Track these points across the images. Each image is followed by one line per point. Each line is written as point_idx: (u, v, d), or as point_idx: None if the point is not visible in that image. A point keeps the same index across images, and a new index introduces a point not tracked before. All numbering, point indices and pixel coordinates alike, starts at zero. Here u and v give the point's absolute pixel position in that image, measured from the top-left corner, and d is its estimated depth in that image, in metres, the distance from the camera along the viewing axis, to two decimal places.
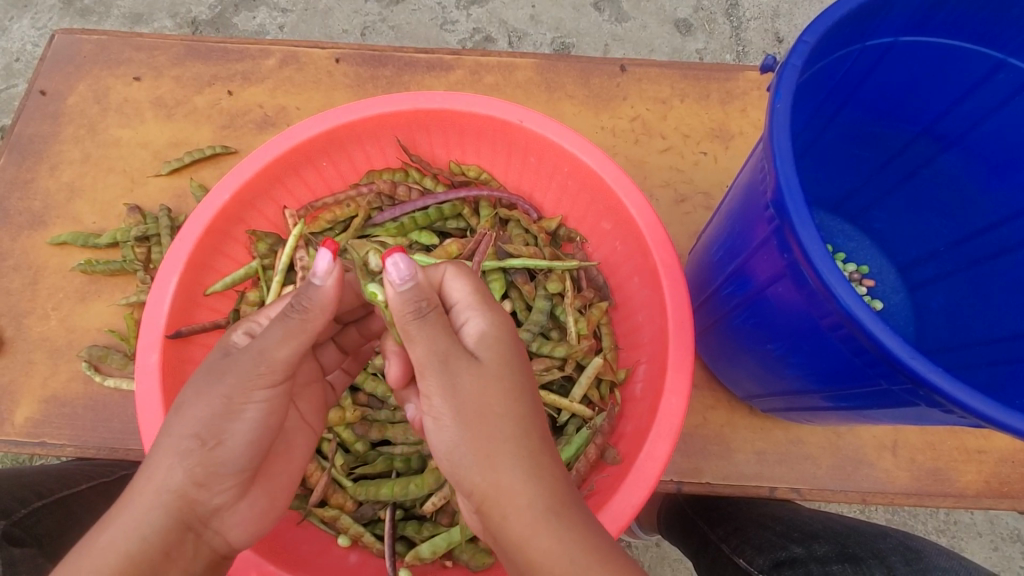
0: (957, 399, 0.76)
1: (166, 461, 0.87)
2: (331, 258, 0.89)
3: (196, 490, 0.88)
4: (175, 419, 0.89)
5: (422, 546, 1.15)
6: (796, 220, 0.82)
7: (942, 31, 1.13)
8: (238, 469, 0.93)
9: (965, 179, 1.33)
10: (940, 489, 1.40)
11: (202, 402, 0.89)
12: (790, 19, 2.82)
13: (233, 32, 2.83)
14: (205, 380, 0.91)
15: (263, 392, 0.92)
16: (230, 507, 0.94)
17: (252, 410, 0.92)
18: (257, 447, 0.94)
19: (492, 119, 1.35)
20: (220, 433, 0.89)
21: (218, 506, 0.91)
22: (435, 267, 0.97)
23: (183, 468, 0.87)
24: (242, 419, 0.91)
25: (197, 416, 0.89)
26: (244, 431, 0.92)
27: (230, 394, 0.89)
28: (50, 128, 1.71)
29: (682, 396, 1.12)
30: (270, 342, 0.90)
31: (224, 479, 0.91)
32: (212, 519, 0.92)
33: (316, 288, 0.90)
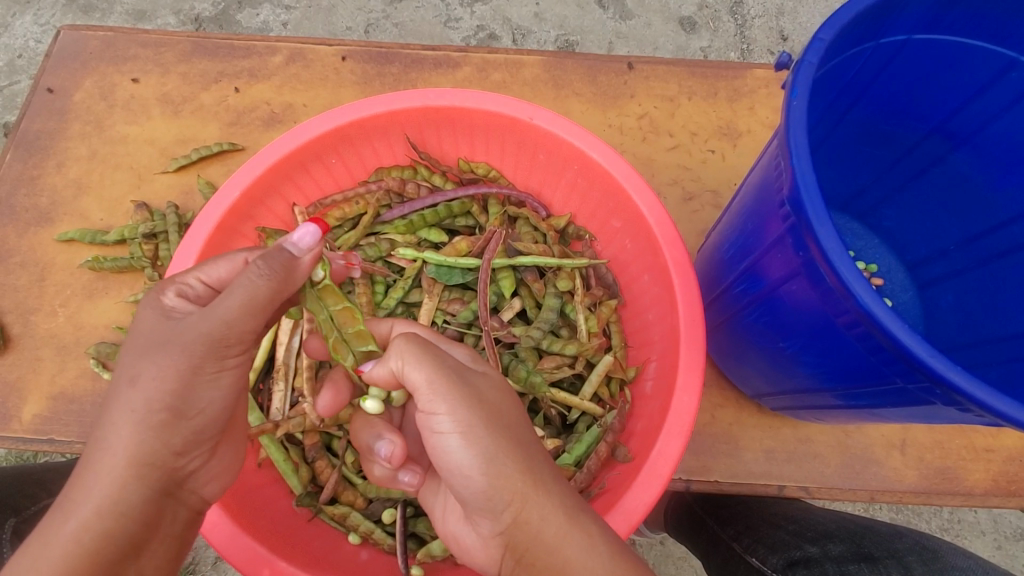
0: (977, 398, 0.76)
1: (132, 435, 0.86)
2: (317, 235, 0.95)
3: (174, 460, 0.89)
4: (135, 390, 0.86)
5: (433, 543, 1.16)
6: (814, 217, 0.82)
7: (955, 29, 1.13)
8: (212, 433, 0.94)
9: (976, 177, 1.33)
10: (948, 488, 1.40)
11: (163, 371, 0.86)
12: (795, 17, 2.81)
13: (236, 29, 2.83)
14: (162, 348, 0.87)
15: (235, 359, 0.92)
16: (203, 468, 0.96)
17: (225, 376, 0.92)
18: (230, 410, 0.96)
19: (501, 116, 1.35)
20: (194, 402, 0.89)
21: (191, 470, 0.93)
22: (383, 325, 1.11)
23: (156, 439, 0.87)
24: (215, 385, 0.91)
25: (161, 388, 0.86)
26: (217, 397, 0.92)
27: (199, 364, 0.88)
28: (57, 124, 1.71)
29: (695, 394, 1.11)
30: (234, 311, 0.87)
31: (200, 443, 0.92)
32: (187, 481, 0.93)
33: (295, 258, 0.93)
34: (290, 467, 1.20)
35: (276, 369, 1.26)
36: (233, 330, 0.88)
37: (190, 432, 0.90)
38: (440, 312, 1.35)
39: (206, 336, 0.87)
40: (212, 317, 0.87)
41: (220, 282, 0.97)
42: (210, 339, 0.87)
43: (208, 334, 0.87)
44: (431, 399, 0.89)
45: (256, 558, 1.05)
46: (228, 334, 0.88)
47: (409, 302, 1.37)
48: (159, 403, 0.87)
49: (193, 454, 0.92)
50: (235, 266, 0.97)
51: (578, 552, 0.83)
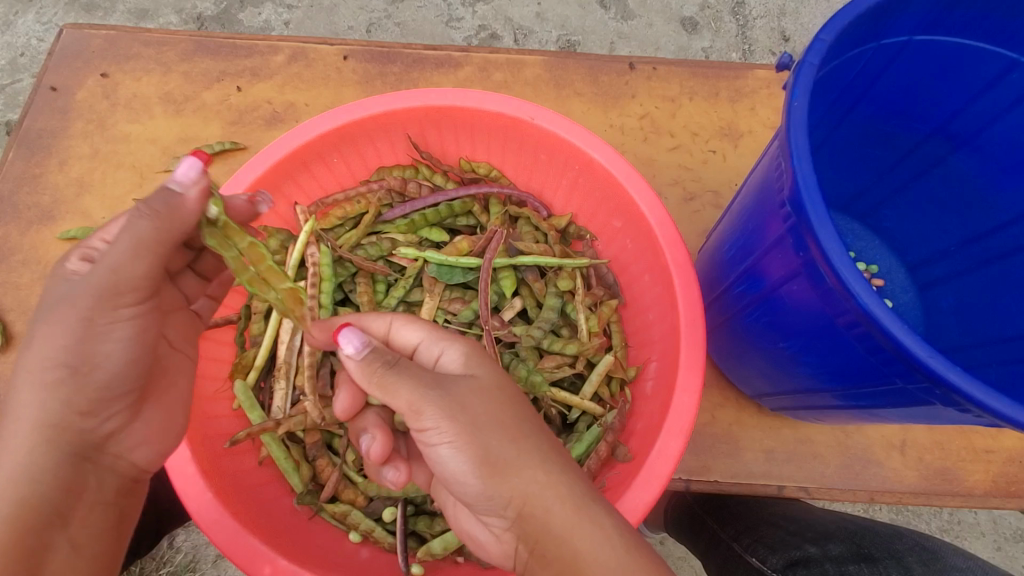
0: (976, 399, 0.76)
1: (38, 396, 0.88)
2: (197, 164, 0.92)
3: (83, 420, 0.91)
4: (31, 348, 0.89)
5: (433, 541, 1.16)
6: (814, 218, 0.82)
7: (956, 30, 1.13)
8: (125, 391, 0.95)
9: (977, 178, 1.33)
10: (947, 488, 1.40)
11: (62, 326, 0.88)
12: (797, 18, 2.81)
13: (238, 28, 2.83)
14: (59, 306, 0.89)
15: (129, 310, 0.92)
16: (124, 428, 0.97)
17: (121, 328, 0.92)
18: (141, 366, 0.96)
19: (503, 115, 1.35)
20: (90, 357, 0.90)
21: (110, 432, 0.95)
22: (380, 318, 1.04)
23: (59, 398, 0.89)
24: (112, 337, 0.91)
25: (60, 344, 0.88)
26: (123, 353, 0.93)
27: (91, 314, 0.89)
28: (59, 123, 1.71)
29: (695, 394, 1.12)
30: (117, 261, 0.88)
31: (111, 402, 0.94)
32: (108, 443, 0.96)
33: (177, 192, 0.92)
34: (290, 465, 1.21)
35: (277, 367, 1.26)
36: (125, 281, 0.90)
37: (93, 388, 0.91)
38: (441, 312, 1.36)
39: (94, 287, 0.88)
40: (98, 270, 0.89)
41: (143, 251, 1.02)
42: (101, 289, 0.89)
43: (97, 285, 0.89)
44: (421, 416, 0.88)
45: (257, 556, 1.05)
46: (118, 282, 0.90)
47: (410, 301, 1.38)
48: (55, 359, 0.88)
49: (104, 413, 0.94)
50: None
51: (577, 551, 0.83)
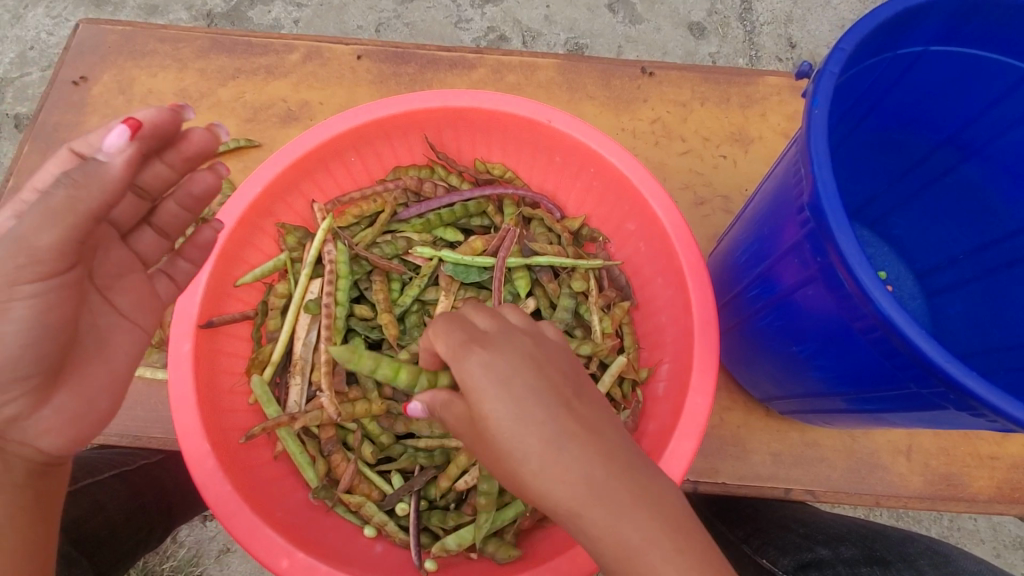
0: (990, 402, 0.77)
1: None
2: (117, 136, 0.87)
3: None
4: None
5: (448, 538, 1.17)
6: (833, 224, 0.84)
7: (972, 42, 1.14)
8: (28, 375, 0.85)
9: (986, 187, 1.34)
10: (952, 494, 1.41)
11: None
12: (804, 25, 2.83)
13: (248, 25, 2.84)
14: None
15: (28, 288, 0.79)
16: (28, 416, 0.88)
17: (20, 307, 0.80)
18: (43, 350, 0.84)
19: (519, 117, 1.37)
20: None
21: (11, 417, 0.87)
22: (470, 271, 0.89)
23: None
24: (6, 318, 0.80)
25: None
26: (14, 333, 0.81)
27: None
28: (75, 117, 1.72)
29: (708, 395, 1.13)
30: (26, 227, 0.77)
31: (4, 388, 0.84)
32: (10, 428, 0.88)
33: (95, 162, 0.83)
34: (306, 460, 1.22)
35: (293, 364, 1.27)
36: (24, 251, 0.77)
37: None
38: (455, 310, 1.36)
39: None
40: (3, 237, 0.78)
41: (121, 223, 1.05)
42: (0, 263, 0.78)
43: None
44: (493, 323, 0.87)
45: (273, 548, 1.06)
46: (16, 256, 0.77)
47: (424, 300, 1.39)
48: None
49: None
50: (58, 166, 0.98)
51: None
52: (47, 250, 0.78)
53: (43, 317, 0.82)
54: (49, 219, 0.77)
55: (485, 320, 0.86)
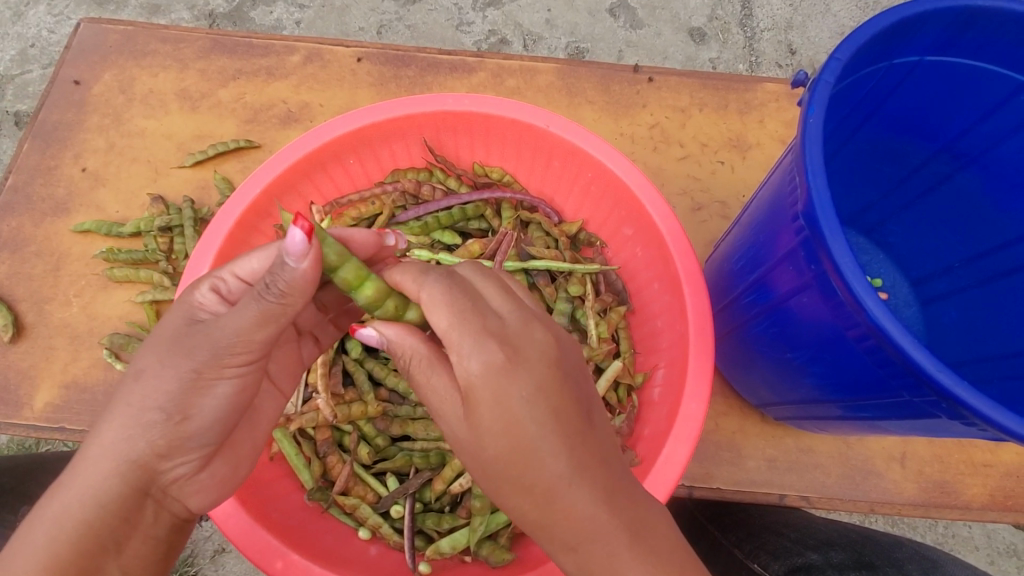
0: (980, 411, 0.78)
1: (126, 432, 0.87)
2: (305, 239, 0.82)
3: (158, 461, 0.89)
4: (136, 386, 0.88)
5: (442, 540, 1.18)
6: (827, 233, 0.84)
7: (967, 53, 1.15)
8: (203, 443, 0.94)
9: (980, 196, 1.35)
10: (946, 501, 1.42)
11: (168, 370, 0.88)
12: (804, 32, 2.84)
13: (250, 26, 2.85)
14: (173, 349, 0.89)
15: (235, 368, 0.90)
16: (189, 477, 0.94)
17: (221, 385, 0.91)
18: (227, 422, 0.95)
19: (518, 122, 1.37)
20: (185, 407, 0.89)
21: (178, 477, 0.93)
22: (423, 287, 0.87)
23: (146, 440, 0.88)
24: (210, 394, 0.91)
25: (161, 391, 0.88)
26: (212, 407, 0.92)
27: (199, 370, 0.88)
28: (75, 116, 1.73)
29: (702, 401, 1.14)
30: (241, 323, 0.86)
31: (188, 451, 0.92)
32: (170, 486, 0.93)
33: (291, 270, 0.84)
34: (301, 461, 1.23)
35: None
36: (244, 340, 0.88)
37: (184, 438, 0.90)
38: None
39: (213, 343, 0.87)
40: (222, 324, 0.87)
41: (253, 275, 0.95)
42: (215, 346, 0.88)
43: (215, 340, 0.87)
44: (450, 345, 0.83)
45: (268, 550, 1.07)
46: (233, 344, 0.88)
47: None
48: (153, 403, 0.88)
49: (181, 461, 0.92)
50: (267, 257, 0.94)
51: None
52: (258, 343, 0.89)
53: (237, 394, 0.93)
54: (265, 321, 0.87)
55: (443, 322, 0.83)
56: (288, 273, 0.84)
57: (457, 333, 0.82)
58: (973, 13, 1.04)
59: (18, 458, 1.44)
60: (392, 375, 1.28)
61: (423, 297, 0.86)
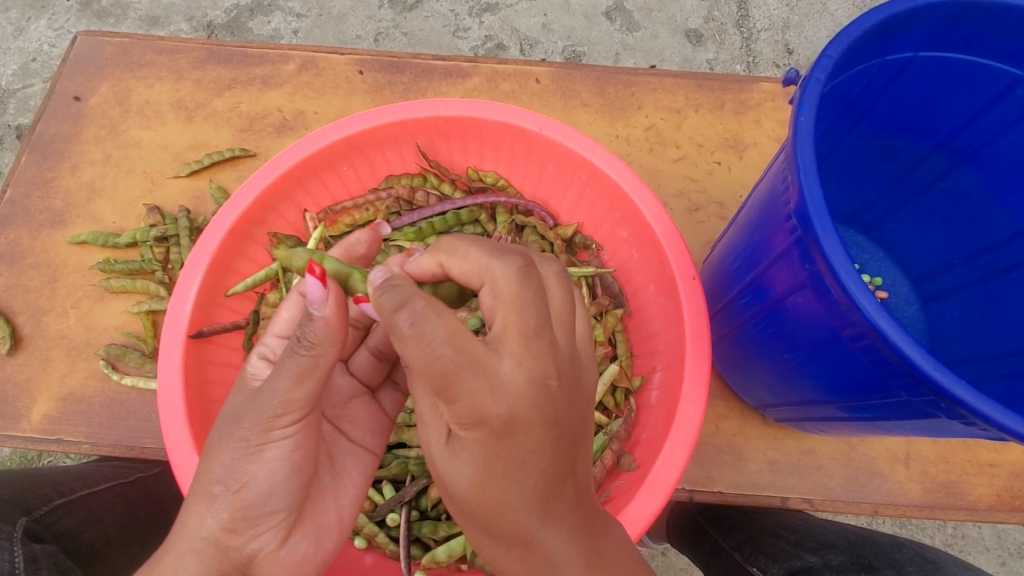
0: (979, 410, 0.77)
1: (196, 510, 0.89)
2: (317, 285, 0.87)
3: (229, 536, 0.90)
4: (203, 466, 0.92)
5: (438, 549, 1.16)
6: (819, 231, 0.83)
7: (960, 47, 1.14)
8: (271, 509, 0.93)
9: (979, 191, 1.33)
10: (952, 503, 1.40)
11: (224, 449, 0.90)
12: (801, 31, 2.83)
13: (248, 36, 2.87)
14: (229, 427, 0.92)
15: (283, 430, 0.91)
16: (270, 552, 0.93)
17: (272, 447, 0.91)
18: (286, 482, 0.94)
19: (511, 126, 1.37)
20: (241, 476, 0.90)
21: (255, 551, 0.92)
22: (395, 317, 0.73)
23: (214, 515, 0.89)
24: (263, 459, 0.91)
25: (222, 464, 0.90)
26: (268, 473, 0.91)
27: (248, 438, 0.89)
28: (72, 128, 1.73)
29: (699, 404, 1.12)
30: (281, 385, 0.88)
31: (258, 520, 0.92)
32: (252, 565, 0.92)
33: (317, 319, 0.87)
34: None
35: None
36: (282, 403, 0.89)
37: (244, 508, 0.90)
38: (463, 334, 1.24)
39: (256, 409, 0.89)
40: (262, 392, 0.90)
41: (288, 324, 1.07)
42: (260, 413, 0.89)
43: (258, 407, 0.89)
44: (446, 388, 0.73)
45: None
46: (276, 406, 0.89)
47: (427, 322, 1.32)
48: (218, 478, 0.90)
49: (250, 531, 0.91)
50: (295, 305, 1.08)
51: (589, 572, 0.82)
52: (301, 401, 0.90)
53: (292, 453, 0.94)
54: (301, 377, 0.88)
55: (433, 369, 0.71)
56: (314, 321, 0.87)
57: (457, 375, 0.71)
58: (964, 7, 1.03)
59: (16, 470, 1.43)
60: None
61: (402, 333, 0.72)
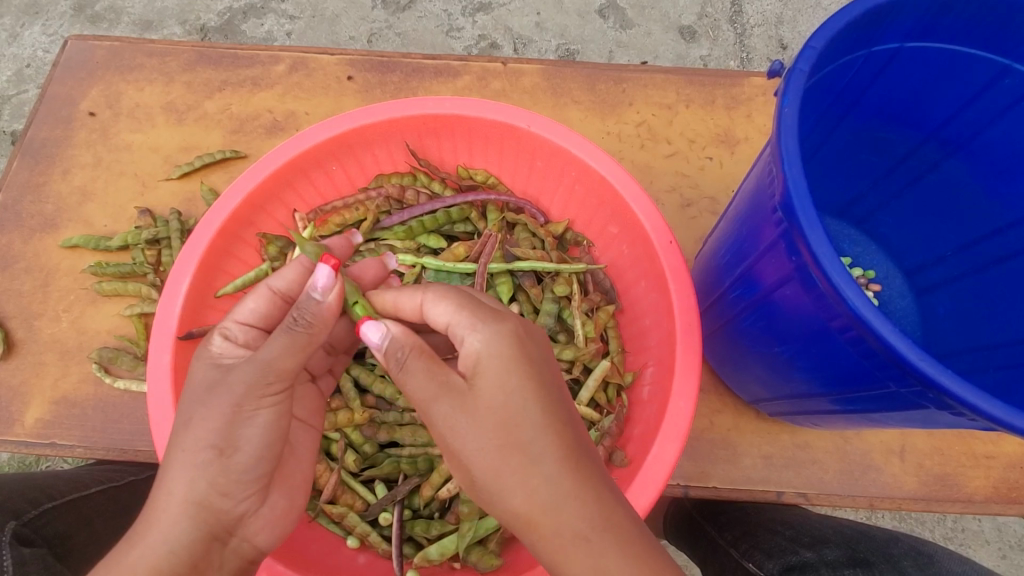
0: (966, 400, 0.76)
1: (183, 475, 0.88)
2: (330, 273, 0.94)
3: (224, 501, 0.90)
4: (188, 432, 0.90)
5: (430, 547, 1.16)
6: (804, 222, 0.83)
7: (947, 37, 1.13)
8: (259, 475, 0.94)
9: (970, 182, 1.33)
10: (948, 495, 1.39)
11: (208, 413, 0.90)
12: (795, 26, 2.83)
13: (241, 38, 2.87)
14: (213, 392, 0.92)
15: (272, 398, 0.93)
16: (253, 513, 0.95)
17: (263, 414, 0.92)
18: (275, 448, 0.95)
19: (499, 124, 1.37)
20: (234, 439, 0.91)
21: (241, 513, 0.93)
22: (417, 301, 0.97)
23: (205, 479, 0.89)
24: (254, 423, 0.92)
25: (209, 427, 0.90)
26: (257, 435, 0.92)
27: (239, 402, 0.90)
28: (63, 132, 1.73)
29: (691, 399, 1.12)
30: (272, 354, 0.91)
31: (246, 484, 0.93)
32: (237, 527, 0.93)
33: (315, 301, 0.94)
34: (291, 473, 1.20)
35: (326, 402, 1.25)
36: (272, 370, 0.91)
37: (235, 473, 0.91)
38: None
39: (247, 376, 0.90)
40: (252, 361, 0.91)
41: (252, 316, 1.03)
42: (251, 380, 0.90)
43: (250, 374, 0.90)
44: (462, 334, 0.90)
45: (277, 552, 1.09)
46: (267, 374, 0.91)
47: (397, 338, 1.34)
48: (206, 442, 0.89)
49: (238, 495, 0.92)
50: (260, 298, 1.02)
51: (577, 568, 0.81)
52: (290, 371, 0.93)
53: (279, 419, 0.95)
54: (294, 350, 0.92)
55: (448, 315, 0.93)
56: (311, 304, 0.93)
57: (467, 311, 0.92)
58: None
59: (9, 475, 1.43)
60: (378, 382, 1.27)
61: (424, 298, 0.96)
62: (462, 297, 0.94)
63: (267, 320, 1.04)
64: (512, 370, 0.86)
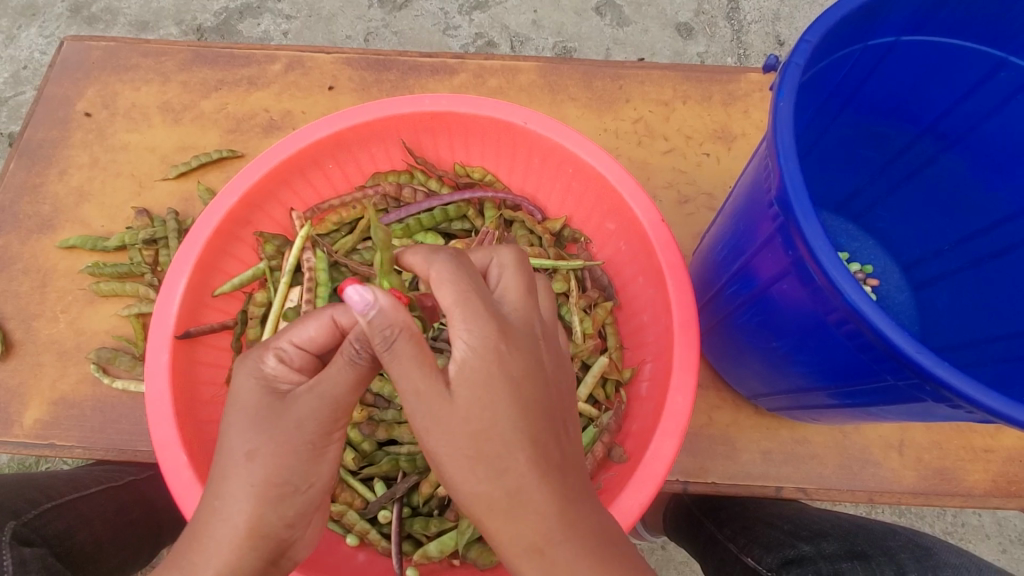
0: (962, 392, 0.76)
1: (254, 510, 0.87)
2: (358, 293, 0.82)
3: (280, 528, 0.90)
4: (255, 466, 0.87)
5: (430, 544, 1.17)
6: (800, 216, 0.83)
7: (943, 30, 1.13)
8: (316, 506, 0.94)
9: (967, 176, 1.33)
10: (947, 489, 1.39)
11: (280, 446, 0.88)
12: (791, 22, 2.83)
13: (237, 38, 2.86)
14: (282, 424, 0.89)
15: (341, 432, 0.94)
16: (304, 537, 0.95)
17: (332, 449, 0.93)
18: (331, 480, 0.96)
19: (496, 120, 1.37)
20: (307, 476, 0.90)
21: (295, 541, 0.93)
22: (423, 269, 0.86)
23: (275, 513, 0.88)
24: (324, 459, 0.92)
25: (284, 464, 0.88)
26: (325, 470, 0.93)
27: (313, 439, 0.90)
28: (59, 133, 1.73)
29: (688, 394, 1.12)
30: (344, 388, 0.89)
31: (306, 516, 0.93)
32: (290, 553, 0.94)
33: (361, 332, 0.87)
34: None
35: None
36: (344, 408, 0.91)
37: (301, 505, 0.91)
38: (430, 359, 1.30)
39: (321, 413, 0.89)
40: (319, 394, 0.89)
41: (311, 342, 0.96)
42: (325, 416, 0.90)
43: (324, 412, 0.89)
44: (457, 328, 0.82)
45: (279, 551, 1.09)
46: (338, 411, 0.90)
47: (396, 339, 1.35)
48: (279, 477, 0.88)
49: (302, 524, 0.93)
50: (323, 327, 0.96)
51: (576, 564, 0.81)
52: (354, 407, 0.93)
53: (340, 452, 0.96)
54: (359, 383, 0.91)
55: (450, 300, 0.82)
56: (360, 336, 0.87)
57: (468, 306, 0.82)
58: None
59: (9, 476, 1.43)
60: (376, 380, 1.27)
61: (430, 274, 0.85)
62: (470, 285, 0.84)
63: (323, 346, 0.98)
64: (498, 389, 0.81)
